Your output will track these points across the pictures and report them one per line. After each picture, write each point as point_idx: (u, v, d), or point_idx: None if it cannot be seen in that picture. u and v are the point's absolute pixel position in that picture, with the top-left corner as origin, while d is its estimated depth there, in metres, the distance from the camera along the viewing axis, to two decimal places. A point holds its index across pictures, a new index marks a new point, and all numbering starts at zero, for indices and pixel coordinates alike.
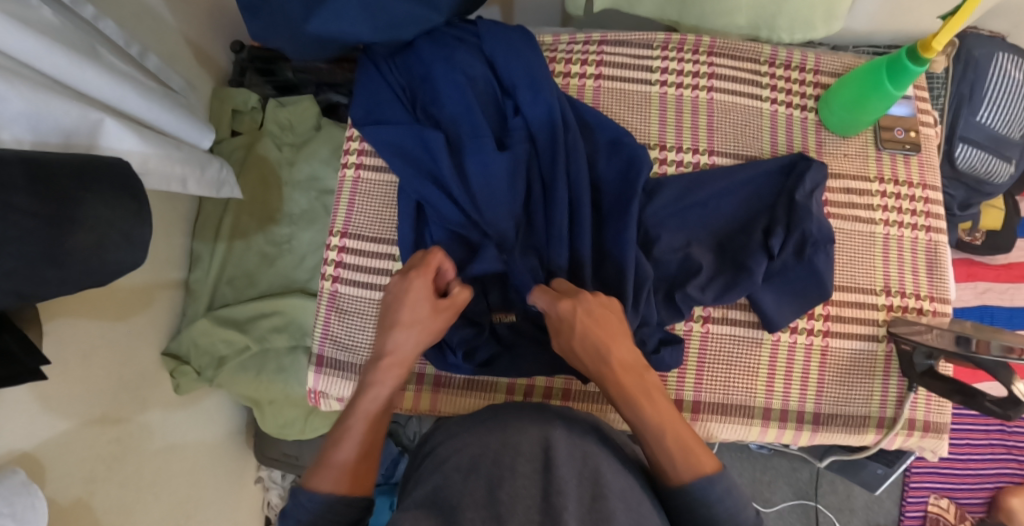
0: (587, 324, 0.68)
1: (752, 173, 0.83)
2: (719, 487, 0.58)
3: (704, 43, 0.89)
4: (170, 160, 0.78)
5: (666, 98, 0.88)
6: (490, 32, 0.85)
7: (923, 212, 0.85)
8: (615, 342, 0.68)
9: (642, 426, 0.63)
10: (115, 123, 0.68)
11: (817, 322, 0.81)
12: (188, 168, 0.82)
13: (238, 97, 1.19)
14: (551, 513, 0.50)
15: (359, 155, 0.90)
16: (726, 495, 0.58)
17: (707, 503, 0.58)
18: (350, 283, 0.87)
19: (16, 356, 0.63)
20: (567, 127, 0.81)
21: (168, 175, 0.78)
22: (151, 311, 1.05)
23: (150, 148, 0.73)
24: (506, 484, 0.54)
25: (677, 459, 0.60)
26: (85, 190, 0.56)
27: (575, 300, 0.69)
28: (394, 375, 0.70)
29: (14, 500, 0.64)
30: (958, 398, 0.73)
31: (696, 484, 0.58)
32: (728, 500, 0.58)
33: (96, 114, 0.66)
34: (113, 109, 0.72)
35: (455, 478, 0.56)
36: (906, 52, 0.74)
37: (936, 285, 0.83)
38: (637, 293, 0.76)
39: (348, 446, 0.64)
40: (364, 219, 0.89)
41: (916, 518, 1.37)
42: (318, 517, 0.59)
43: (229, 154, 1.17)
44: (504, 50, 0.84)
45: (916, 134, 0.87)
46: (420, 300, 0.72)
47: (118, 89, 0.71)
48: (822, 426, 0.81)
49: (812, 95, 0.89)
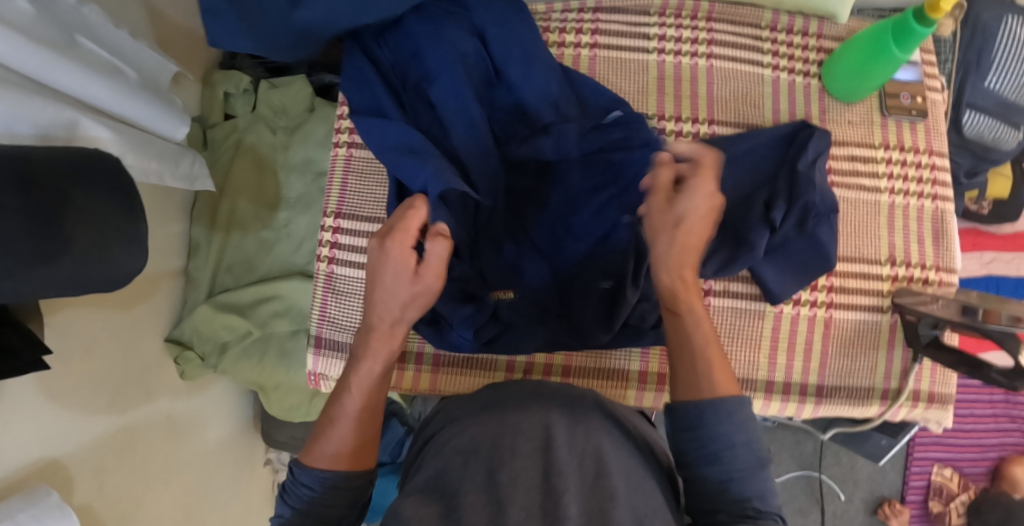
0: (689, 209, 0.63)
1: (754, 142, 0.80)
2: (745, 409, 0.56)
3: (702, 8, 0.86)
4: (143, 155, 0.80)
5: (664, 67, 0.85)
6: (479, 3, 0.82)
7: (929, 179, 0.83)
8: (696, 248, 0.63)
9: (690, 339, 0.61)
10: (89, 121, 0.70)
11: (820, 295, 0.80)
12: (162, 164, 0.86)
13: (230, 80, 1.16)
14: (551, 495, 0.51)
15: (352, 135, 0.89)
16: (745, 418, 0.55)
17: (719, 420, 0.55)
18: (346, 265, 0.86)
19: (18, 349, 0.63)
20: (559, 105, 0.80)
21: (144, 170, 0.81)
22: (152, 301, 1.04)
23: (122, 144, 0.75)
24: (506, 466, 0.53)
25: (712, 378, 0.58)
26: (71, 183, 0.56)
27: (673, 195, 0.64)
28: (377, 347, 0.64)
29: (47, 521, 0.67)
30: (966, 369, 0.71)
31: (725, 403, 0.56)
32: (747, 425, 0.55)
33: (71, 113, 0.67)
34: (83, 107, 0.72)
35: (455, 462, 0.56)
36: (913, 14, 0.71)
37: (942, 255, 0.81)
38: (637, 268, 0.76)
39: (343, 426, 0.62)
40: (359, 199, 0.87)
41: (920, 488, 1.38)
42: (316, 493, 0.59)
43: (223, 139, 1.16)
44: (494, 21, 0.81)
45: (923, 99, 0.84)
46: (393, 272, 0.63)
47: (93, 84, 0.71)
48: (826, 398, 0.80)
49: (815, 61, 0.86)
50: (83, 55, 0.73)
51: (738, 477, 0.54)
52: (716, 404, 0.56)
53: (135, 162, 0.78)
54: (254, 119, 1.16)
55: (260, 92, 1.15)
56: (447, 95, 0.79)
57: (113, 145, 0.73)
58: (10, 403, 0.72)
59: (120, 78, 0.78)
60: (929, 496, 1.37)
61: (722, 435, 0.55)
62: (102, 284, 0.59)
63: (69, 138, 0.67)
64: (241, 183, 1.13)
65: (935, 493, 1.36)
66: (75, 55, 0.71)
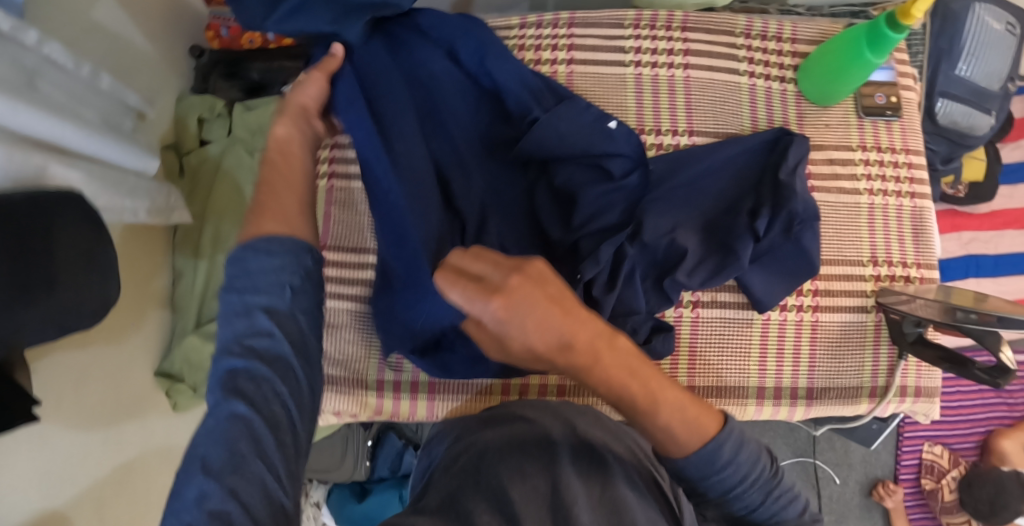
0: (529, 316, 0.44)
1: (734, 150, 0.81)
2: (728, 448, 0.50)
3: (676, 18, 0.86)
4: (111, 195, 0.80)
5: (641, 80, 0.85)
6: (437, 19, 0.77)
7: (907, 178, 0.84)
8: (578, 320, 0.47)
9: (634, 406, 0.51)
10: (58, 164, 0.70)
11: (806, 298, 0.80)
12: (137, 201, 0.87)
13: (204, 104, 1.16)
14: (561, 509, 0.51)
15: (331, 165, 0.88)
16: (733, 457, 0.50)
17: (709, 471, 0.50)
18: (335, 296, 0.84)
19: (8, 401, 0.62)
20: (541, 105, 0.78)
21: (117, 208, 0.82)
22: (141, 332, 1.03)
23: (90, 184, 0.75)
24: (514, 486, 0.53)
25: (676, 435, 0.50)
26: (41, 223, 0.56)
27: (509, 295, 0.43)
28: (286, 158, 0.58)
29: None
30: (948, 365, 0.73)
31: (704, 454, 0.50)
32: (738, 460, 0.50)
33: (40, 159, 0.68)
34: (53, 148, 0.72)
35: (465, 485, 0.54)
36: (885, 19, 0.71)
37: (922, 252, 0.83)
38: (615, 271, 0.73)
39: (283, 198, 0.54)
40: (342, 230, 0.86)
41: (912, 466, 1.41)
42: (279, 271, 0.46)
43: (200, 165, 1.15)
44: (458, 34, 0.77)
45: (898, 99, 0.85)
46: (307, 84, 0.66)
47: (62, 128, 0.71)
48: (816, 400, 0.81)
49: (790, 65, 0.87)
50: (44, 95, 0.71)
51: (750, 510, 0.51)
52: (701, 459, 0.50)
53: (106, 202, 0.79)
54: (230, 143, 1.15)
55: (235, 116, 1.16)
56: (430, 105, 0.77)
57: (82, 186, 0.74)
58: (12, 453, 0.72)
59: (81, 116, 0.77)
60: (921, 473, 1.41)
61: (719, 481, 0.50)
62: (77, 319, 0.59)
63: (40, 182, 0.68)
64: (219, 210, 1.12)
65: (926, 471, 1.40)
66: (38, 97, 0.69)
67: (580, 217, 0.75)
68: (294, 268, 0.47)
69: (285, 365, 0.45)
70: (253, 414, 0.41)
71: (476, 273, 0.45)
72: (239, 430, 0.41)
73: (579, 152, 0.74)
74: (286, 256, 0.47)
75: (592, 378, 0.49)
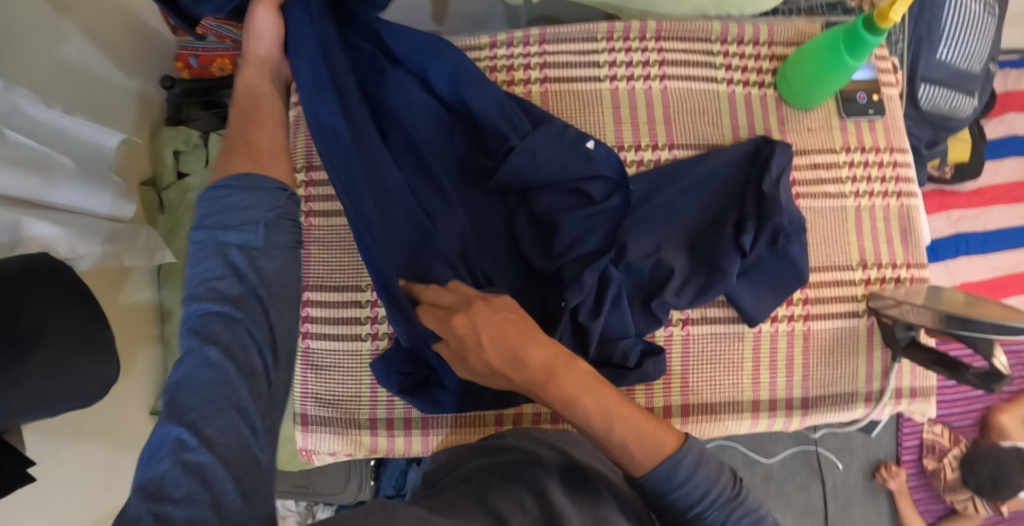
0: (483, 337, 0.54)
1: (717, 163, 0.80)
2: (685, 465, 0.51)
3: (651, 28, 0.84)
4: (93, 242, 0.78)
5: (618, 95, 0.84)
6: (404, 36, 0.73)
7: (893, 177, 0.84)
8: (533, 339, 0.54)
9: (593, 426, 0.53)
10: (33, 218, 0.69)
11: (797, 308, 0.80)
12: (117, 246, 0.84)
13: (179, 137, 1.14)
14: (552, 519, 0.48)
15: (308, 203, 0.87)
16: (690, 475, 0.51)
17: (667, 487, 0.51)
18: (322, 337, 0.84)
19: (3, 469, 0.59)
20: (516, 131, 0.74)
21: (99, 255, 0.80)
22: (133, 376, 1.02)
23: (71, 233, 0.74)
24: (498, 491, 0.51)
25: (632, 451, 0.52)
26: (23, 302, 0.54)
27: (470, 315, 0.55)
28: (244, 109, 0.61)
29: None
30: (941, 369, 0.73)
31: (660, 470, 0.51)
32: (696, 477, 0.51)
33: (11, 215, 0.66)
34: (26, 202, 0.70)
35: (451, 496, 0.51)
36: (863, 22, 0.70)
37: (911, 252, 0.83)
38: (600, 298, 0.72)
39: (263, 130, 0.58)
40: (324, 268, 0.85)
41: (913, 447, 1.42)
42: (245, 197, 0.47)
43: (179, 203, 1.12)
44: (427, 57, 0.73)
45: (879, 97, 0.84)
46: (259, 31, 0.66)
47: (34, 180, 0.69)
48: (811, 409, 0.81)
49: (768, 70, 0.86)
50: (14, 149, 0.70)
51: None
52: (658, 476, 0.51)
53: (87, 250, 0.77)
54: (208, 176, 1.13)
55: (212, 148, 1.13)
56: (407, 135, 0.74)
57: (58, 239, 0.72)
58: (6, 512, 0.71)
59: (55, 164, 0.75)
60: (922, 453, 1.42)
61: (678, 498, 0.51)
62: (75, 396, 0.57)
63: (14, 241, 0.67)
64: None
65: (927, 451, 1.41)
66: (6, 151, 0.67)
67: (562, 243, 0.74)
68: (269, 208, 0.47)
69: (260, 308, 0.44)
70: (229, 364, 0.41)
71: (444, 305, 0.60)
72: (216, 379, 0.41)
73: (558, 180, 0.73)
74: (260, 191, 0.47)
75: (548, 394, 0.53)
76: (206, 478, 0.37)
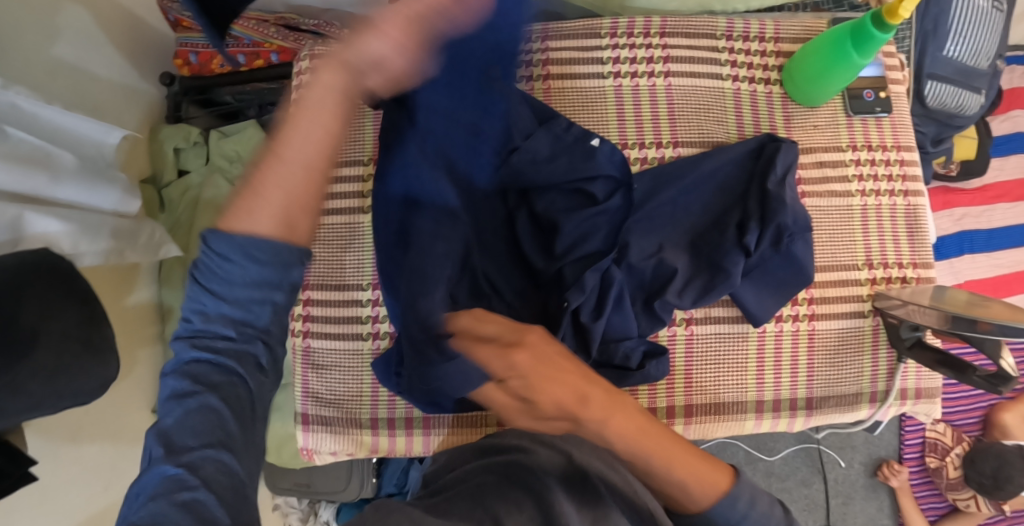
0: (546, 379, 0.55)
1: (720, 162, 0.79)
2: (743, 501, 0.55)
3: (655, 24, 0.84)
4: (96, 238, 0.77)
5: (622, 92, 0.83)
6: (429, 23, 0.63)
7: (899, 175, 0.83)
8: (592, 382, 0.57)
9: (650, 463, 0.57)
10: (35, 214, 0.68)
11: (802, 308, 0.79)
12: (121, 242, 0.83)
13: (178, 134, 1.13)
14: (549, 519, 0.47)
15: None
16: (748, 510, 0.55)
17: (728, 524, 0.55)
18: (322, 337, 0.83)
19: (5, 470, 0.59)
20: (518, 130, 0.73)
21: (102, 252, 0.79)
22: (135, 375, 1.01)
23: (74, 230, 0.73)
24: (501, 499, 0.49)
25: (690, 489, 0.55)
26: (24, 303, 0.53)
27: (531, 352, 0.55)
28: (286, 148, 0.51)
29: None
30: (947, 370, 0.72)
31: (721, 508, 0.55)
32: (753, 512, 0.55)
33: (14, 210, 0.65)
34: (29, 198, 0.70)
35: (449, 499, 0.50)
36: (870, 19, 0.69)
37: (917, 251, 0.82)
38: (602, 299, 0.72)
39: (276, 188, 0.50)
40: (324, 267, 0.84)
41: (916, 445, 1.42)
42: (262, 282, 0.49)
43: (180, 200, 1.12)
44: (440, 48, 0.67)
45: (887, 94, 0.83)
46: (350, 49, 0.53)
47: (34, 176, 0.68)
48: (815, 409, 0.80)
49: (774, 66, 0.85)
50: (16, 144, 0.69)
51: None
52: (718, 513, 0.55)
53: (91, 247, 0.77)
54: (209, 173, 1.12)
55: (211, 145, 1.12)
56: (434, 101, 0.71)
57: (61, 236, 0.72)
58: None
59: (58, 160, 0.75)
60: (925, 451, 1.41)
61: None
62: (76, 397, 0.57)
63: (16, 238, 0.66)
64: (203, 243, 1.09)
65: (930, 449, 1.40)
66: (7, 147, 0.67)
67: (563, 244, 0.73)
68: (281, 289, 0.50)
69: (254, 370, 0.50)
70: (224, 409, 0.47)
71: (487, 336, 0.58)
72: (211, 423, 0.46)
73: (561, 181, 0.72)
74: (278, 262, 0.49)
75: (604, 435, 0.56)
76: (201, 515, 0.42)
